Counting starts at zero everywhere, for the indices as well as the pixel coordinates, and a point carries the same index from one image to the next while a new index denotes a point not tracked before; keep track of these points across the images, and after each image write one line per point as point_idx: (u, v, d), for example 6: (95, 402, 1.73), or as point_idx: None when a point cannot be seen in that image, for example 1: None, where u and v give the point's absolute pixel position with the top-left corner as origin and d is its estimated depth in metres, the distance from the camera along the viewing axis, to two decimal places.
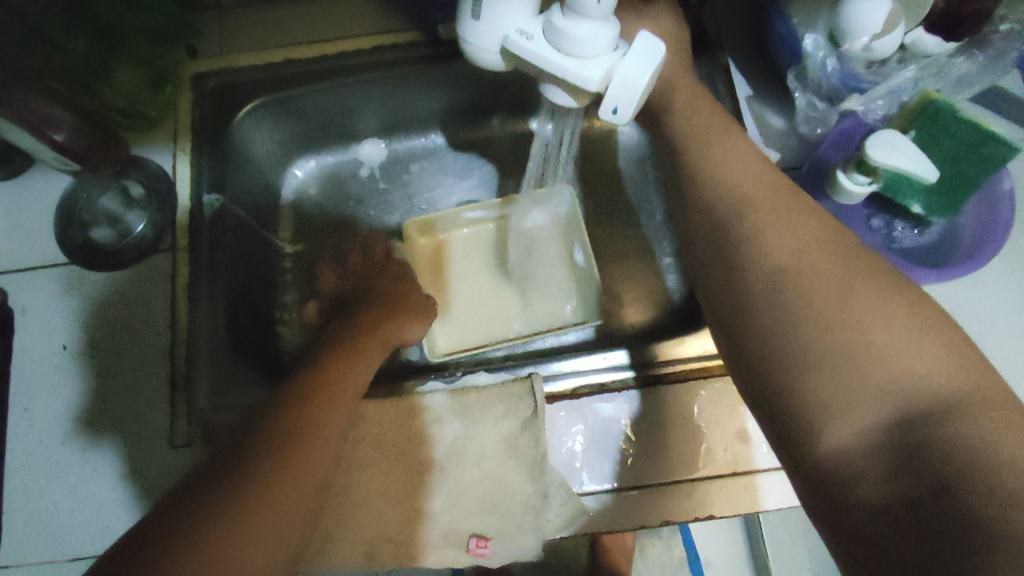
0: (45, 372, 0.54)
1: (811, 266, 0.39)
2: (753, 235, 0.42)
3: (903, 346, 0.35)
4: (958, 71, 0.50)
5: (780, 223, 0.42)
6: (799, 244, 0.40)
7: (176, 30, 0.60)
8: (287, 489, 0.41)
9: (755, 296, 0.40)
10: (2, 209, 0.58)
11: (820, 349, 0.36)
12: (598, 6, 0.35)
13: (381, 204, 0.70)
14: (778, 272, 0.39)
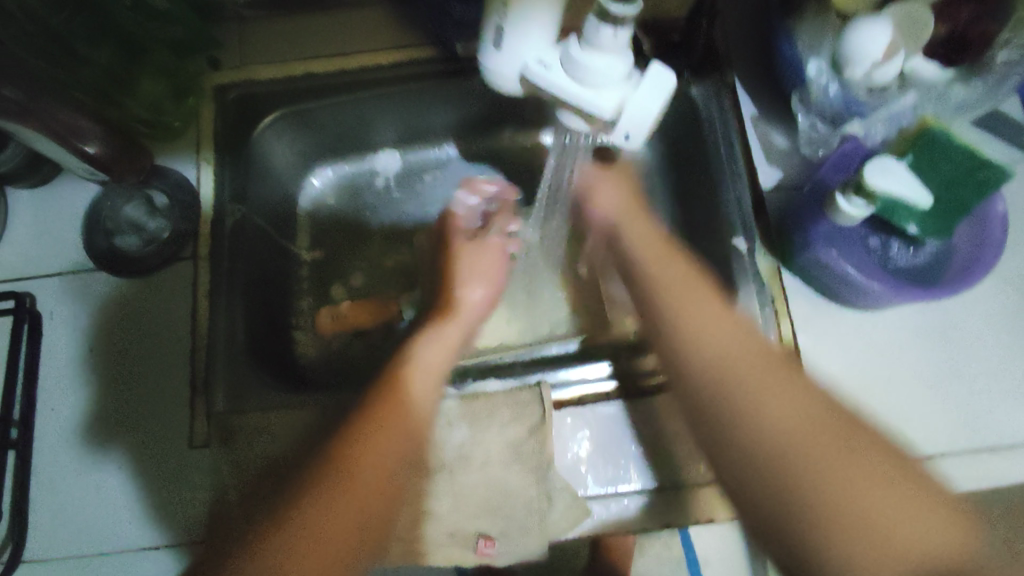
0: (70, 374, 0.57)
1: (777, 380, 0.41)
2: (720, 346, 0.44)
3: (873, 491, 0.36)
4: (958, 98, 0.52)
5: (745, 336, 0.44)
6: (787, 411, 0.39)
7: (197, 41, 0.61)
8: (349, 516, 0.41)
9: (729, 405, 0.41)
10: (31, 215, 0.61)
11: (813, 509, 0.36)
12: (614, 39, 0.37)
13: (392, 212, 0.72)
14: (760, 431, 0.39)
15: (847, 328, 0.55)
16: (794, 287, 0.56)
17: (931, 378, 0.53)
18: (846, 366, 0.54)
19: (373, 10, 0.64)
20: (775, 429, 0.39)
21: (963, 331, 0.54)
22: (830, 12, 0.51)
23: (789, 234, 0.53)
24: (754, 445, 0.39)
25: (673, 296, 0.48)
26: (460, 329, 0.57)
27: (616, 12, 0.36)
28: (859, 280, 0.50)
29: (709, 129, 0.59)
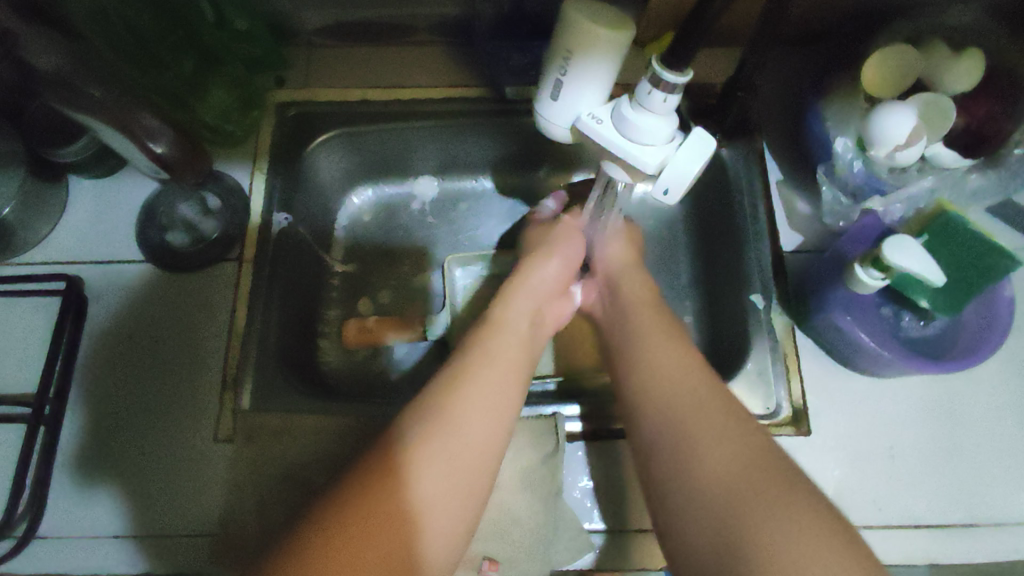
0: (107, 357, 0.60)
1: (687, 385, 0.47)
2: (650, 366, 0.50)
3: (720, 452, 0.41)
4: (972, 185, 0.56)
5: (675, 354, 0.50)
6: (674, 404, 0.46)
7: (268, 59, 0.66)
8: (391, 514, 0.40)
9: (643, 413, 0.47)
10: (91, 203, 0.65)
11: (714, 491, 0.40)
12: (663, 103, 0.41)
13: (423, 235, 0.74)
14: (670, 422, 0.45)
15: (854, 392, 0.57)
16: (805, 347, 0.59)
17: (933, 448, 0.55)
18: (852, 428, 0.56)
19: (432, 48, 0.69)
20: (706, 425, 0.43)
21: (968, 406, 0.56)
22: (858, 96, 0.57)
23: (807, 295, 0.56)
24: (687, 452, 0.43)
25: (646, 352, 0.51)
26: (526, 308, 0.57)
27: (667, 80, 0.40)
28: (871, 345, 0.52)
29: (739, 191, 0.62)
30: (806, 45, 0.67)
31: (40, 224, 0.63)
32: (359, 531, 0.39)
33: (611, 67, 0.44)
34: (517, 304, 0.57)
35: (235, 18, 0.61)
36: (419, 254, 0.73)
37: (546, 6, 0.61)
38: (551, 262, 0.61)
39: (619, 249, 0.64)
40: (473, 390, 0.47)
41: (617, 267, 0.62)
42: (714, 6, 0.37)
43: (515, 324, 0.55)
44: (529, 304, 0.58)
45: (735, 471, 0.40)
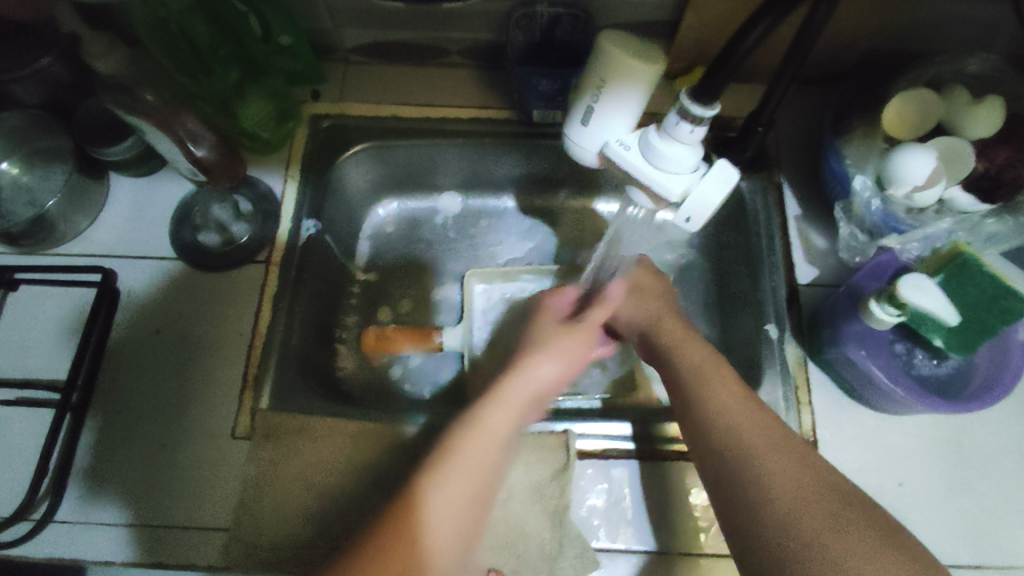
0: (134, 349, 0.61)
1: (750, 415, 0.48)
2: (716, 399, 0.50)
3: (789, 476, 0.43)
4: (988, 230, 0.56)
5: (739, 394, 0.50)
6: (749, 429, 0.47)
7: (308, 75, 0.69)
8: None
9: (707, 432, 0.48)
10: (130, 200, 0.68)
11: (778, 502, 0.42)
12: (690, 134, 0.42)
13: (446, 248, 0.76)
14: (736, 442, 0.46)
15: (867, 427, 0.57)
16: (819, 380, 0.59)
17: (945, 489, 0.55)
18: (864, 464, 0.56)
19: (463, 70, 0.71)
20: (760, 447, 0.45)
21: (979, 448, 0.56)
22: (876, 136, 0.57)
23: (821, 327, 0.58)
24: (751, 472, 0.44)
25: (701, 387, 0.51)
26: (512, 415, 0.55)
27: (695, 113, 0.41)
28: (884, 381, 0.52)
29: (757, 222, 0.64)
30: (821, 83, 0.69)
31: (81, 218, 0.65)
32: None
33: (640, 95, 0.46)
34: (508, 410, 0.55)
35: (280, 36, 0.63)
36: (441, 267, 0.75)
37: (577, 36, 0.63)
38: (542, 363, 0.59)
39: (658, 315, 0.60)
40: (460, 485, 0.50)
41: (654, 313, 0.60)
42: (744, 42, 0.40)
43: (494, 427, 0.53)
44: (517, 411, 0.55)
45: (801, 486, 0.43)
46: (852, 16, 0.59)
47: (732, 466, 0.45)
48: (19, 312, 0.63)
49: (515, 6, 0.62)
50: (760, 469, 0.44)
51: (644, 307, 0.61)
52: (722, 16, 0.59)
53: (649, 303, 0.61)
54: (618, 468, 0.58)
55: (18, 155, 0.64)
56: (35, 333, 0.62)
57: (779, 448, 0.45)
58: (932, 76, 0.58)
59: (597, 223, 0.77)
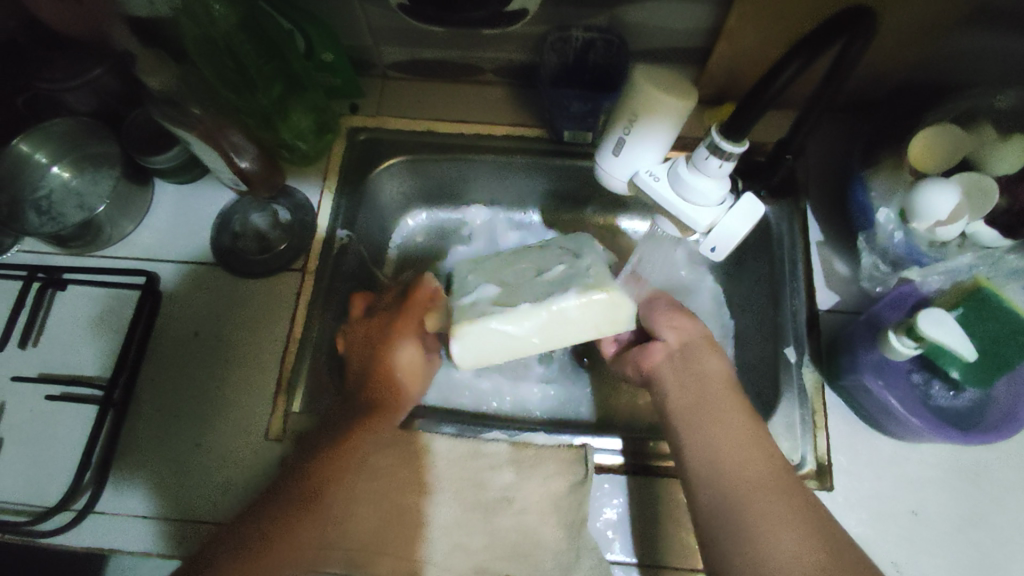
0: (174, 349, 0.64)
1: (736, 417, 0.52)
2: (708, 403, 0.54)
3: (764, 480, 0.48)
4: (1010, 266, 0.57)
5: (735, 409, 0.53)
6: (739, 430, 0.51)
7: (347, 90, 0.71)
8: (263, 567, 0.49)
9: (695, 423, 0.53)
10: (173, 205, 0.70)
11: (756, 509, 0.46)
12: (719, 168, 0.44)
13: (469, 259, 0.78)
14: (722, 440, 0.51)
15: (881, 453, 0.58)
16: (834, 405, 0.60)
17: (957, 518, 0.56)
18: (875, 491, 0.57)
19: (494, 87, 0.74)
20: (745, 455, 0.49)
21: (994, 479, 0.57)
22: (903, 169, 0.59)
23: (840, 354, 0.59)
24: (727, 476, 0.49)
25: (707, 398, 0.54)
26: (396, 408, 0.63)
27: (724, 149, 0.43)
28: (901, 411, 0.53)
29: (780, 247, 0.65)
30: (850, 111, 0.70)
31: (126, 222, 0.68)
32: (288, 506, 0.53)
33: (671, 131, 0.47)
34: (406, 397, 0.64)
35: (323, 53, 0.65)
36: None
37: (610, 59, 0.64)
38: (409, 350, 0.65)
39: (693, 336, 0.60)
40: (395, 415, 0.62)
41: (690, 337, 0.60)
42: (776, 83, 0.41)
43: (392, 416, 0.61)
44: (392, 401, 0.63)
45: (773, 492, 0.47)
46: (884, 48, 0.60)
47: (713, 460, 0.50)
48: (67, 311, 0.66)
49: (550, 30, 0.64)
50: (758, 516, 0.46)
51: (687, 332, 0.60)
52: (754, 45, 0.60)
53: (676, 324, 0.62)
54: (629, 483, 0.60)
55: (69, 158, 0.68)
56: (80, 330, 0.65)
57: (751, 451, 0.50)
58: (963, 110, 0.59)
59: (621, 239, 0.78)
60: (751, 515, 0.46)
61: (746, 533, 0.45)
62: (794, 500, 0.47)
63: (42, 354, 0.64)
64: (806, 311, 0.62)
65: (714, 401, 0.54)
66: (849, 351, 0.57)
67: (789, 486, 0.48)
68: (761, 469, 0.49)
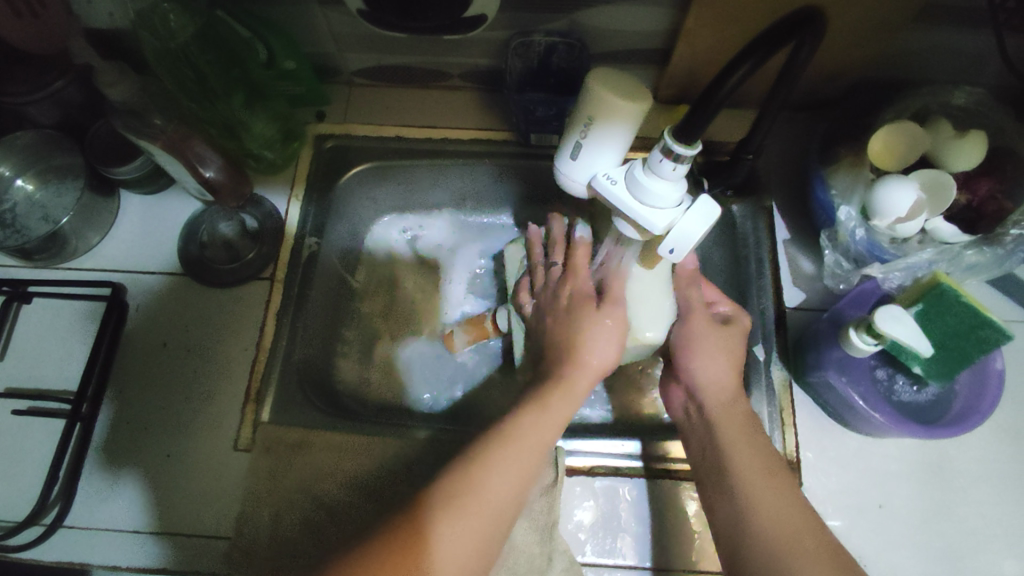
0: (141, 360, 0.64)
1: (742, 422, 0.52)
2: (715, 414, 0.53)
3: (765, 492, 0.47)
4: (969, 260, 0.58)
5: (734, 418, 0.53)
6: (742, 436, 0.51)
7: (312, 98, 0.71)
8: None
9: (709, 437, 0.53)
10: (138, 215, 0.70)
11: (760, 523, 0.46)
12: (673, 171, 0.44)
13: (445, 259, 0.78)
14: (728, 453, 0.50)
15: (847, 448, 0.59)
16: (801, 401, 0.61)
17: (925, 511, 0.56)
18: (844, 485, 0.57)
19: (462, 92, 0.74)
20: (748, 465, 0.49)
21: (959, 471, 0.58)
22: (864, 166, 0.59)
23: (806, 351, 0.59)
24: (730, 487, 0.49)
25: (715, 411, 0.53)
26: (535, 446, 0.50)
27: (677, 152, 0.42)
28: (862, 406, 0.54)
29: (745, 246, 0.66)
30: (812, 110, 0.71)
31: (92, 234, 0.67)
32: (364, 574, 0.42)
33: (626, 132, 0.48)
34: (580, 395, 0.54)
35: (286, 61, 0.65)
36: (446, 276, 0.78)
37: (573, 62, 0.64)
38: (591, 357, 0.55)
39: (718, 379, 0.55)
40: (556, 414, 0.52)
41: (711, 381, 0.55)
42: (726, 85, 0.40)
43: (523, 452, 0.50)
44: (555, 426, 0.52)
45: (776, 503, 0.46)
46: (839, 48, 0.61)
47: (714, 472, 0.51)
48: (31, 326, 0.65)
49: (514, 35, 0.63)
50: (759, 513, 0.46)
51: (710, 375, 0.55)
52: (712, 47, 0.61)
53: (705, 360, 0.56)
54: (642, 484, 0.59)
55: (34, 171, 0.68)
56: (44, 343, 0.64)
57: (754, 456, 0.50)
58: (919, 107, 0.60)
59: None
60: (750, 528, 0.46)
61: (753, 547, 0.45)
62: (794, 506, 0.46)
63: (7, 370, 0.64)
64: (773, 307, 0.62)
65: (718, 409, 0.53)
66: (813, 350, 0.58)
67: (784, 490, 0.47)
68: (759, 479, 0.48)
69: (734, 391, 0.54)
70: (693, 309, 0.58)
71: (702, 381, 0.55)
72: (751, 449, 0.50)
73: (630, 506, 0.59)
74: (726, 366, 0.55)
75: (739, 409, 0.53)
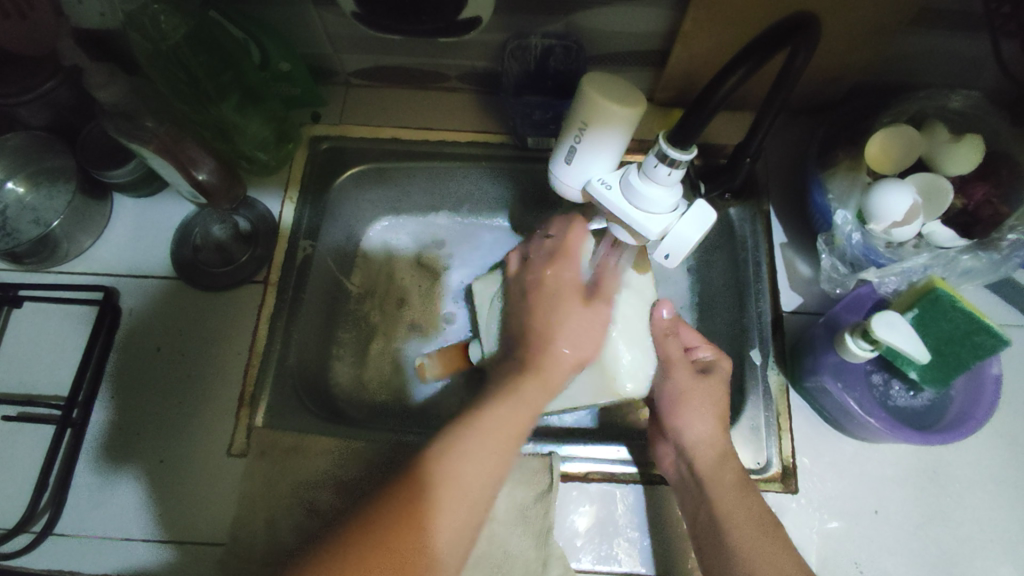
0: (132, 365, 0.63)
1: (726, 467, 0.54)
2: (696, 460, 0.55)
3: (752, 537, 0.49)
4: (965, 266, 0.58)
5: (719, 464, 0.54)
6: (725, 483, 0.53)
7: (307, 100, 0.71)
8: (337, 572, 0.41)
9: (695, 484, 0.54)
10: (131, 218, 0.69)
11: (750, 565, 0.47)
12: (668, 176, 0.44)
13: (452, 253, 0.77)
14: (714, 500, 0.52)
15: (844, 453, 0.59)
16: (798, 406, 0.61)
17: (920, 516, 0.56)
18: (841, 490, 0.57)
19: (459, 93, 0.73)
20: (733, 511, 0.51)
21: (955, 476, 0.58)
22: (861, 170, 0.59)
23: (802, 356, 0.59)
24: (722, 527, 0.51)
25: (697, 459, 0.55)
26: (513, 424, 0.49)
27: (673, 157, 0.42)
28: (859, 412, 0.54)
29: (743, 251, 0.65)
30: (810, 113, 0.71)
31: (85, 237, 0.67)
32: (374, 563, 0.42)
33: (622, 138, 0.48)
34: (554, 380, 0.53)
35: (281, 63, 0.65)
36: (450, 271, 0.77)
37: (570, 65, 0.63)
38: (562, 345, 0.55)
39: (704, 432, 0.56)
40: (536, 393, 0.52)
41: (696, 437, 0.56)
42: (720, 89, 0.40)
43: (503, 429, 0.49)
44: (529, 406, 0.51)
45: (764, 545, 0.48)
46: (838, 51, 0.60)
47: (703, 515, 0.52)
48: (22, 330, 0.65)
49: (510, 37, 0.63)
50: (732, 538, 0.50)
51: (695, 433, 0.56)
52: (709, 49, 0.61)
53: (693, 417, 0.57)
54: (639, 490, 0.59)
55: (24, 173, 0.68)
56: (35, 348, 0.64)
57: (740, 500, 0.52)
58: (915, 111, 0.60)
59: None
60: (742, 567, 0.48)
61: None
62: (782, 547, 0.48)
63: None
64: (771, 310, 0.62)
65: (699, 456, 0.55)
66: (810, 355, 0.58)
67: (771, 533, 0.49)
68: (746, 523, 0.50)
69: (719, 443, 0.55)
70: (675, 360, 0.60)
71: (691, 440, 0.56)
72: (736, 494, 0.52)
73: (626, 513, 0.58)
74: (710, 420, 0.56)
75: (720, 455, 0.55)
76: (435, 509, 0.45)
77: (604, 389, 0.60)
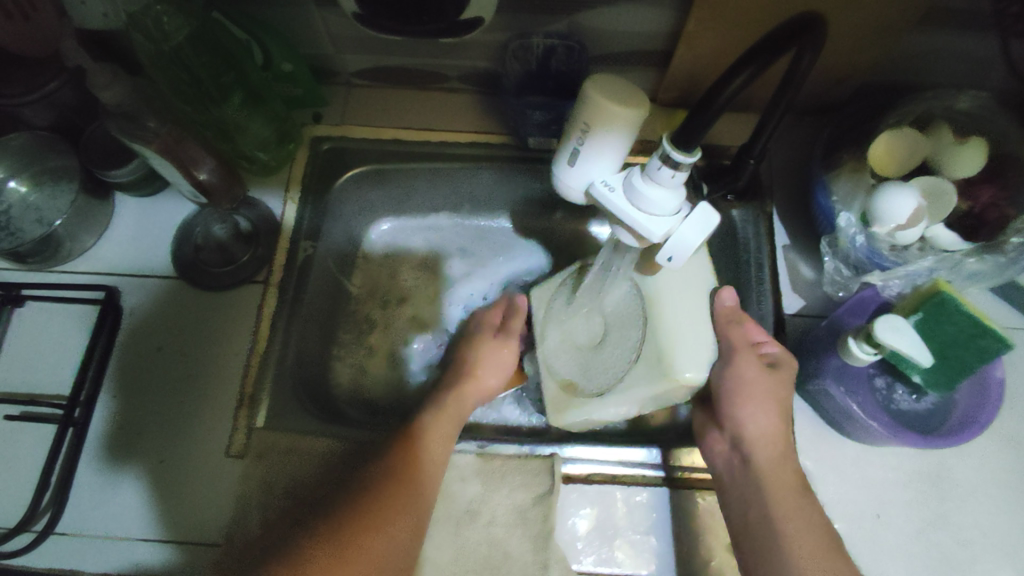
0: (132, 364, 0.63)
1: (783, 464, 0.52)
2: (752, 456, 0.53)
3: (796, 538, 0.48)
4: (971, 269, 0.57)
5: (776, 459, 0.52)
6: (776, 480, 0.51)
7: (309, 100, 0.71)
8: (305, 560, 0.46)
9: (745, 480, 0.53)
10: (132, 217, 0.69)
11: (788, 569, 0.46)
12: (671, 178, 0.43)
13: (459, 250, 0.77)
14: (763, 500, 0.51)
15: (846, 456, 0.58)
16: (801, 409, 0.60)
17: (922, 520, 0.56)
18: (843, 494, 0.57)
19: (461, 93, 0.73)
20: (781, 510, 0.49)
21: (958, 480, 0.57)
22: (864, 172, 0.59)
23: (804, 358, 0.59)
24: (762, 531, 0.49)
25: (755, 454, 0.53)
26: (446, 445, 0.56)
27: (676, 159, 0.42)
28: (861, 416, 0.53)
29: (746, 253, 0.65)
30: (815, 114, 0.71)
31: (87, 236, 0.67)
32: (367, 519, 0.49)
33: (624, 140, 0.47)
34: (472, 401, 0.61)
35: (283, 63, 0.65)
36: (454, 270, 0.77)
37: (572, 66, 0.63)
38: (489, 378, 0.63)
39: (767, 424, 0.54)
40: (461, 407, 0.60)
41: (754, 431, 0.54)
42: (725, 91, 0.40)
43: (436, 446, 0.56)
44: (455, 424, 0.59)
45: (806, 548, 0.47)
46: (842, 52, 0.60)
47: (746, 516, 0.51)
48: (26, 328, 0.65)
49: (512, 37, 0.63)
50: (785, 550, 0.48)
51: (754, 424, 0.54)
52: (712, 50, 0.60)
53: (756, 412, 0.54)
54: (663, 493, 0.59)
55: (28, 173, 0.68)
56: (38, 347, 0.64)
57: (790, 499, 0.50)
58: (921, 112, 0.60)
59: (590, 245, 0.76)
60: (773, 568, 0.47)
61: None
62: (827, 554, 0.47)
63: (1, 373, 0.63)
64: (773, 312, 0.62)
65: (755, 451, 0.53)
66: (811, 358, 0.58)
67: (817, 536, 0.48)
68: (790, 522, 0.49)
69: (780, 439, 0.53)
70: (742, 347, 0.55)
71: (751, 432, 0.53)
72: (782, 491, 0.51)
73: (626, 516, 0.58)
74: (772, 413, 0.54)
75: (781, 451, 0.53)
76: (391, 510, 0.50)
77: (661, 379, 0.51)
